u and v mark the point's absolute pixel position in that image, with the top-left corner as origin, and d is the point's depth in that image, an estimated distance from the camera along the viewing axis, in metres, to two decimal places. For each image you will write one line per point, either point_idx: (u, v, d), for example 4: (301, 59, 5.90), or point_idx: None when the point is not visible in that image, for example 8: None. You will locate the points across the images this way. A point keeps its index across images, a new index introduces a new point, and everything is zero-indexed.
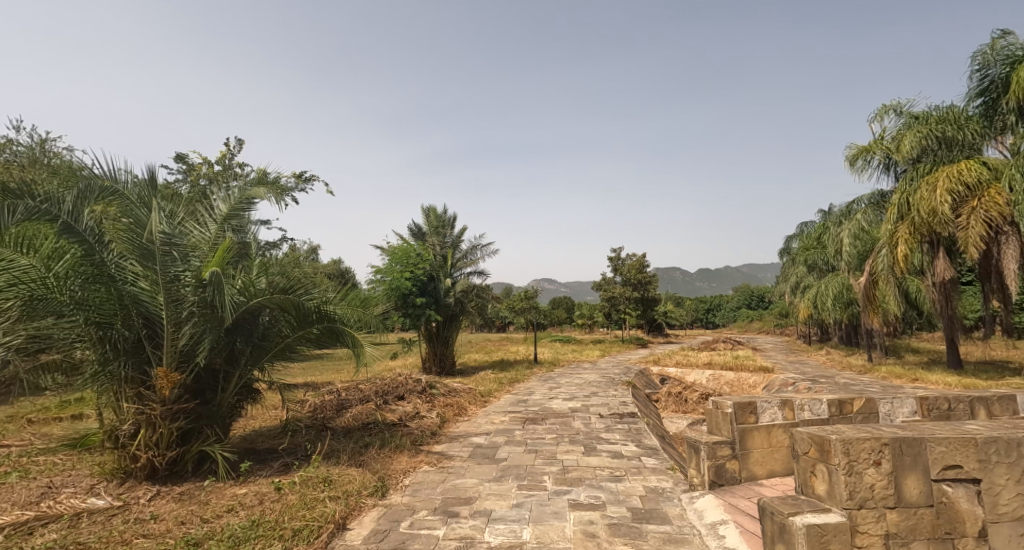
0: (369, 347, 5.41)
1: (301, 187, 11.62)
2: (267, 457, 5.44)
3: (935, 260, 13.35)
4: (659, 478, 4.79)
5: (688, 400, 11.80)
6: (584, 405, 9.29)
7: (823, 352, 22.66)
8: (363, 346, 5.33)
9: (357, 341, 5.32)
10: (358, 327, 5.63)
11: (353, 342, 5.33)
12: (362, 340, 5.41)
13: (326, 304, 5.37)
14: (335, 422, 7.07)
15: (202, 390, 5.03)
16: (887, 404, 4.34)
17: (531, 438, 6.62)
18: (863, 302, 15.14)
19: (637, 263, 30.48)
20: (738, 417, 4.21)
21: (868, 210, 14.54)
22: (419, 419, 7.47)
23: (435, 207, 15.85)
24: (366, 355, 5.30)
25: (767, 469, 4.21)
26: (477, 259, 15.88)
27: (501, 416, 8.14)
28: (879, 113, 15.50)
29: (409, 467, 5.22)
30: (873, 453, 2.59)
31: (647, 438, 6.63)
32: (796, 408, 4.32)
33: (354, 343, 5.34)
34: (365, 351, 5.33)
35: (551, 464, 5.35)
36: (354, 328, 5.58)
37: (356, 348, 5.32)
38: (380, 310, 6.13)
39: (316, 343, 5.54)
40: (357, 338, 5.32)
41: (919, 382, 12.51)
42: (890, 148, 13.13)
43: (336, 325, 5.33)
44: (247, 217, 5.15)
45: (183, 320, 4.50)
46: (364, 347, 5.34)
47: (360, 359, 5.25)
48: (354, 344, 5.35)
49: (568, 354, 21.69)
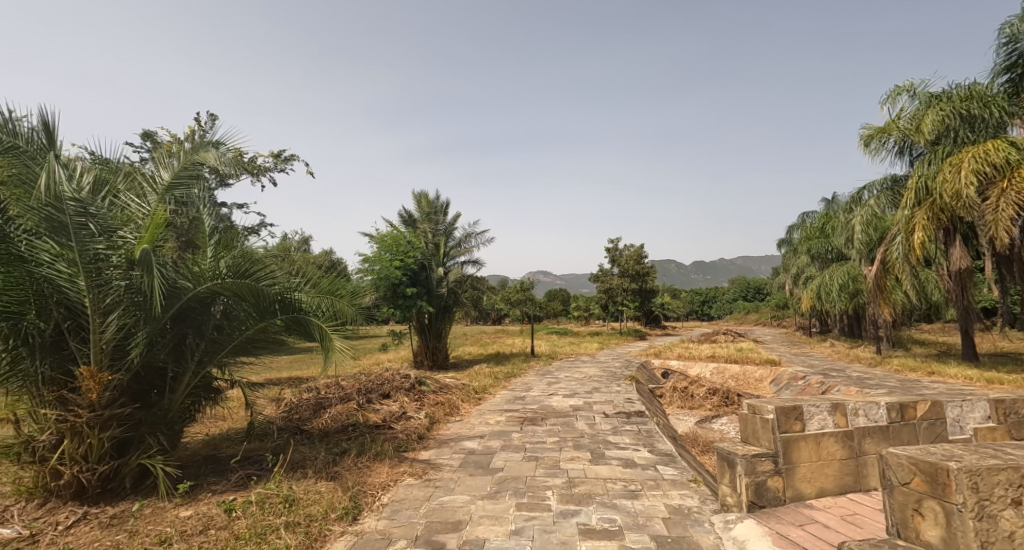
0: (340, 341, 4.58)
1: (281, 167, 10.75)
2: (225, 469, 4.74)
3: (951, 249, 12.77)
4: (682, 494, 4.09)
5: (694, 395, 11.16)
6: (586, 402, 8.61)
7: (826, 344, 22.11)
8: (331, 341, 4.50)
9: (327, 334, 4.52)
10: (329, 317, 4.76)
11: (321, 335, 4.55)
12: (331, 330, 4.61)
13: (292, 290, 4.61)
14: (310, 425, 6.38)
15: (145, 392, 4.28)
16: (957, 408, 3.64)
17: (530, 442, 5.90)
18: (873, 293, 14.46)
19: (636, 254, 29.81)
20: (781, 424, 3.50)
21: (880, 197, 13.73)
22: (405, 421, 6.72)
23: (427, 193, 15.03)
24: (335, 357, 4.46)
25: (816, 488, 3.49)
26: (471, 247, 15.12)
27: (496, 416, 7.40)
28: (891, 94, 14.79)
29: (389, 481, 4.48)
30: (1010, 489, 1.88)
31: (660, 441, 5.94)
32: (849, 414, 3.61)
33: (323, 336, 4.56)
34: (336, 350, 4.48)
35: (554, 475, 4.63)
36: (325, 319, 4.76)
37: (324, 344, 4.52)
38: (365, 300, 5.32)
39: (280, 333, 4.77)
40: (327, 329, 4.53)
41: (937, 375, 11.91)
42: (908, 128, 12.35)
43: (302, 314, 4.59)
44: (195, 186, 4.35)
45: (110, 308, 3.75)
46: (333, 341, 4.51)
47: (327, 360, 4.42)
48: (323, 338, 4.55)
49: (565, 346, 21.01)
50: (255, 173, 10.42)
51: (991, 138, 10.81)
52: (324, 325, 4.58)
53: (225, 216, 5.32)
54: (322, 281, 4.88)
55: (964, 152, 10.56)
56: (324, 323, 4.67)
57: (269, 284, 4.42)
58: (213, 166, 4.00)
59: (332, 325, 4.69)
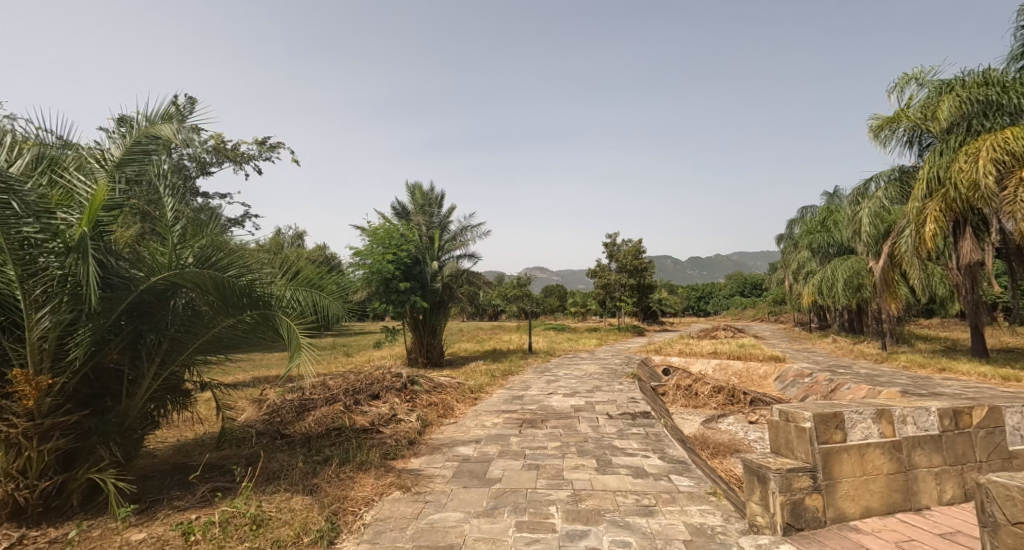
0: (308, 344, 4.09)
1: (265, 155, 10.23)
2: (190, 482, 4.27)
3: (959, 242, 12.40)
4: (702, 510, 3.66)
5: (698, 393, 10.75)
6: (588, 402, 8.15)
7: (828, 340, 21.77)
8: (298, 340, 4.00)
9: (293, 332, 4.02)
10: (299, 316, 4.35)
11: (286, 334, 4.05)
12: (298, 327, 4.13)
13: (263, 282, 4.16)
14: (292, 430, 5.91)
15: (97, 397, 3.79)
16: (1016, 416, 3.21)
17: (530, 447, 5.45)
18: (879, 288, 13.96)
19: (634, 249, 29.36)
20: (819, 434, 3.06)
21: (889, 187, 13.18)
22: (395, 424, 6.24)
23: (422, 184, 14.53)
24: (300, 362, 3.93)
25: (860, 507, 3.05)
26: (467, 241, 14.63)
27: (493, 418, 6.94)
28: (899, 83, 14.34)
29: (373, 495, 4.02)
30: None
31: (670, 447, 5.50)
32: (896, 422, 3.15)
33: (288, 335, 4.05)
34: (303, 352, 3.98)
35: (558, 488, 4.19)
36: (296, 316, 4.34)
37: (290, 344, 4.01)
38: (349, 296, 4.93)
39: (249, 334, 4.29)
40: (294, 327, 4.04)
41: (947, 371, 11.52)
42: (919, 117, 11.92)
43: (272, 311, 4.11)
44: (150, 162, 3.85)
45: (45, 300, 3.26)
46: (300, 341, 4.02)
47: (290, 361, 3.89)
48: (289, 338, 4.04)
49: (563, 343, 20.56)
50: (239, 161, 9.91)
51: (1009, 125, 10.41)
52: (291, 322, 4.09)
53: (197, 203, 4.87)
54: (299, 276, 4.52)
55: (981, 140, 10.14)
56: (293, 319, 4.23)
57: (235, 274, 3.94)
58: (171, 137, 3.55)
59: (302, 324, 4.25)
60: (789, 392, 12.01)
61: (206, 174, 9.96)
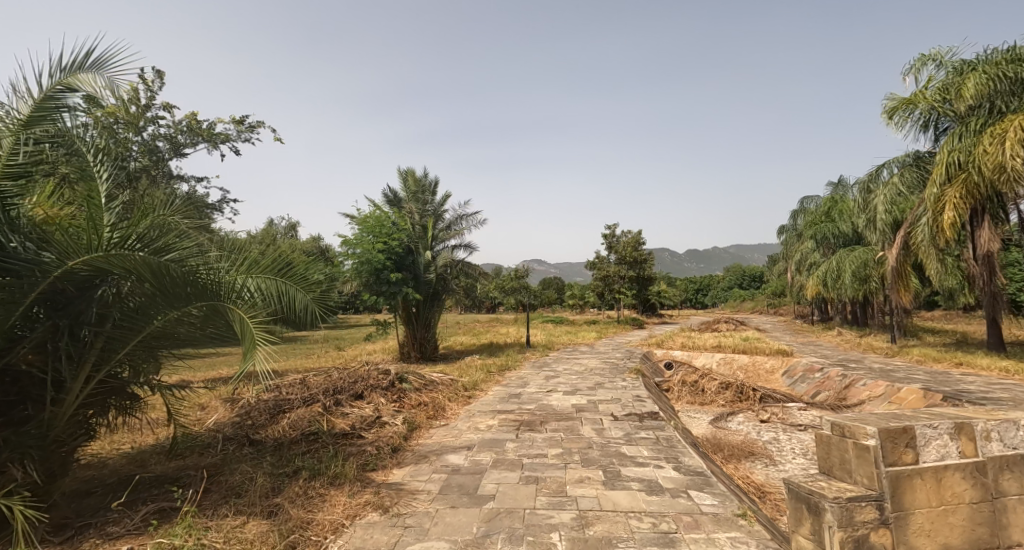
0: (266, 343, 3.47)
1: (243, 135, 9.62)
2: (106, 509, 3.56)
3: (977, 232, 11.81)
4: (733, 540, 3.10)
5: (705, 390, 10.19)
6: (590, 401, 7.57)
7: (833, 332, 21.27)
8: (254, 337, 3.37)
9: (248, 328, 3.40)
10: (253, 310, 3.73)
11: (241, 331, 3.42)
12: (255, 324, 3.50)
13: (211, 268, 3.55)
14: (263, 434, 5.33)
15: (12, 405, 3.23)
16: None
17: (528, 456, 4.87)
18: (891, 280, 13.34)
19: (633, 240, 28.71)
20: (886, 454, 2.48)
21: (904, 173, 12.58)
22: (379, 428, 5.65)
23: (414, 169, 13.86)
24: (254, 362, 3.30)
25: (936, 545, 2.47)
26: (462, 230, 13.99)
27: (487, 419, 6.35)
28: (915, 64, 13.69)
29: (343, 518, 3.44)
30: None
31: (684, 455, 4.93)
32: (979, 438, 2.56)
33: (243, 332, 3.42)
34: (260, 351, 3.36)
35: (561, 509, 3.63)
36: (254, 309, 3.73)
37: (243, 343, 3.38)
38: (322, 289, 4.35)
39: (201, 329, 3.69)
40: (249, 323, 3.41)
41: (965, 365, 10.96)
42: (938, 99, 11.29)
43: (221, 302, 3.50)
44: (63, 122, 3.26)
45: None
46: (256, 339, 3.38)
47: (243, 360, 3.25)
48: (244, 335, 3.42)
49: (562, 336, 19.95)
50: (214, 141, 9.29)
51: None
52: (247, 318, 3.46)
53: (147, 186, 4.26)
54: (262, 261, 3.98)
55: (1008, 121, 9.52)
56: (249, 313, 3.60)
57: (174, 257, 3.36)
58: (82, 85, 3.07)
59: (261, 318, 3.64)
60: (798, 388, 11.45)
61: (180, 156, 9.34)
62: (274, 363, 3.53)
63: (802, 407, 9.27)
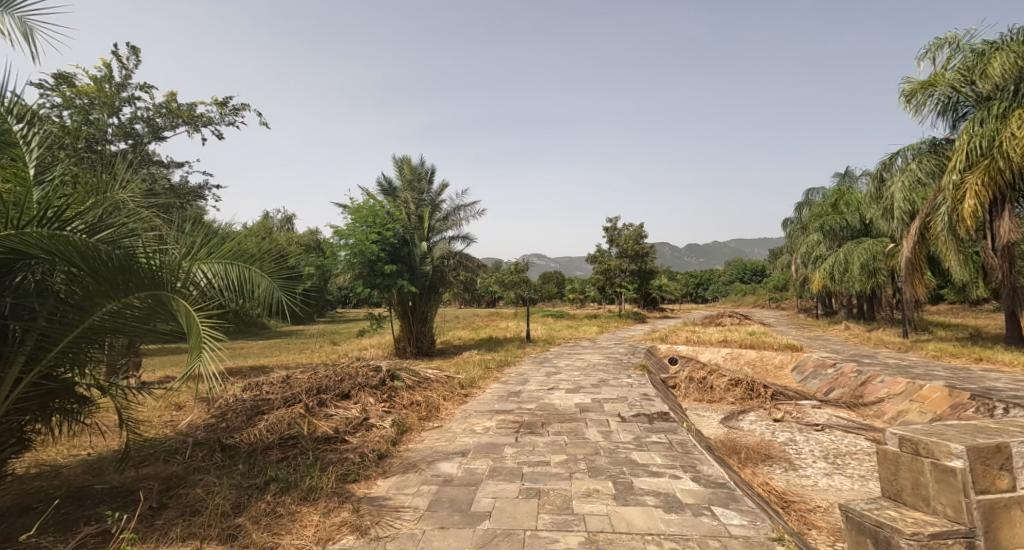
0: (211, 340, 3.02)
1: (227, 118, 9.11)
2: (11, 541, 2.97)
3: (997, 222, 11.27)
4: None
5: (714, 387, 9.68)
6: (595, 399, 7.08)
7: (839, 327, 20.76)
8: (199, 335, 2.88)
9: (193, 323, 2.91)
10: (199, 301, 3.39)
11: (185, 326, 2.93)
12: (200, 320, 3.01)
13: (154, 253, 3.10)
14: (238, 437, 4.85)
15: None
16: None
17: (528, 463, 4.37)
18: (904, 272, 12.81)
19: (636, 233, 28.17)
20: (976, 478, 1.99)
21: (922, 159, 12.08)
22: (364, 431, 5.17)
23: (411, 157, 13.32)
24: (200, 363, 2.83)
25: None
26: (460, 221, 13.46)
27: (484, 421, 5.85)
28: (933, 47, 13.12)
29: (313, 544, 2.97)
30: None
31: (702, 464, 4.42)
32: None
33: (188, 327, 2.93)
34: (205, 351, 2.88)
35: (566, 531, 3.14)
36: (193, 301, 3.29)
37: (188, 340, 2.90)
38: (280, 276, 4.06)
39: (141, 326, 3.12)
40: (195, 316, 2.93)
41: (985, 361, 10.45)
42: (960, 80, 10.73)
43: (162, 291, 3.03)
44: None
45: None
46: (201, 333, 2.92)
47: (189, 359, 2.79)
48: (187, 330, 2.93)
49: (563, 330, 19.40)
50: (195, 123, 8.78)
51: None
52: (193, 311, 2.97)
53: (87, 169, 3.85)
54: (222, 245, 3.73)
55: None
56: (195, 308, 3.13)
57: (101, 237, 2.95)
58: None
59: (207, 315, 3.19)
60: (811, 385, 10.95)
61: (159, 139, 8.84)
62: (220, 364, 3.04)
63: (817, 405, 8.78)
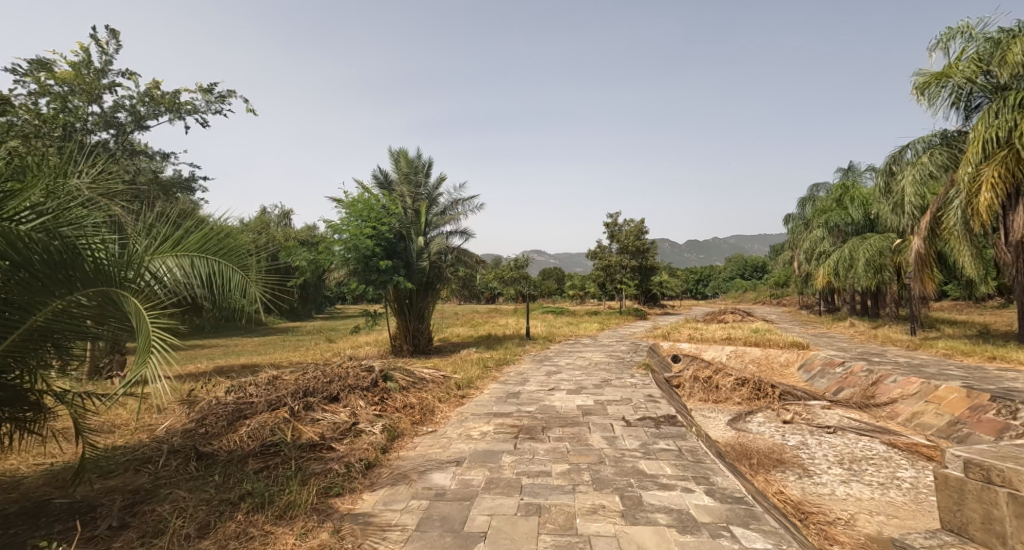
0: (163, 342, 2.67)
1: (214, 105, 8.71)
2: None
3: (1011, 216, 10.91)
4: None
5: (719, 386, 9.35)
6: (597, 401, 6.75)
7: (844, 324, 20.43)
8: (148, 337, 2.54)
9: (143, 323, 2.59)
10: (153, 299, 3.09)
11: (135, 326, 2.61)
12: (151, 321, 2.69)
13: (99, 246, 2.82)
14: (215, 444, 4.52)
15: None
16: None
17: (528, 474, 4.03)
18: (914, 268, 12.44)
19: (637, 229, 27.79)
20: None
21: (934, 152, 11.71)
22: (353, 437, 4.83)
23: (407, 150, 12.94)
24: (146, 369, 2.48)
25: None
26: (457, 215, 13.08)
27: (481, 425, 5.51)
28: (943, 37, 12.76)
29: None
30: None
31: (716, 474, 4.08)
32: None
33: (137, 327, 2.62)
34: (153, 356, 2.53)
35: None
36: (145, 298, 2.99)
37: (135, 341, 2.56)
38: (254, 270, 3.71)
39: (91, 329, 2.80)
40: (144, 315, 2.62)
41: (999, 360, 10.12)
42: (974, 70, 10.36)
43: (110, 289, 2.73)
44: None
45: None
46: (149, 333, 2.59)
47: (131, 367, 2.45)
48: (137, 331, 2.61)
49: (563, 327, 19.03)
50: (179, 111, 8.40)
51: None
52: (142, 310, 2.67)
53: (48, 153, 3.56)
54: (188, 237, 3.44)
55: None
56: (148, 306, 2.83)
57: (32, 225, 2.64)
58: None
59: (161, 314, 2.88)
60: (819, 385, 10.61)
61: (142, 128, 8.45)
62: (170, 371, 2.68)
63: (827, 406, 8.45)
